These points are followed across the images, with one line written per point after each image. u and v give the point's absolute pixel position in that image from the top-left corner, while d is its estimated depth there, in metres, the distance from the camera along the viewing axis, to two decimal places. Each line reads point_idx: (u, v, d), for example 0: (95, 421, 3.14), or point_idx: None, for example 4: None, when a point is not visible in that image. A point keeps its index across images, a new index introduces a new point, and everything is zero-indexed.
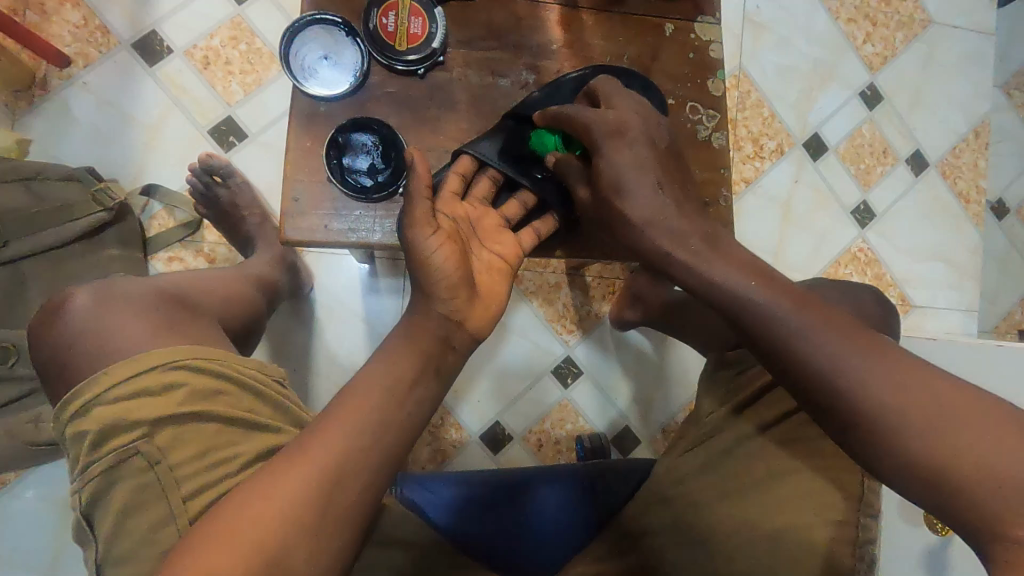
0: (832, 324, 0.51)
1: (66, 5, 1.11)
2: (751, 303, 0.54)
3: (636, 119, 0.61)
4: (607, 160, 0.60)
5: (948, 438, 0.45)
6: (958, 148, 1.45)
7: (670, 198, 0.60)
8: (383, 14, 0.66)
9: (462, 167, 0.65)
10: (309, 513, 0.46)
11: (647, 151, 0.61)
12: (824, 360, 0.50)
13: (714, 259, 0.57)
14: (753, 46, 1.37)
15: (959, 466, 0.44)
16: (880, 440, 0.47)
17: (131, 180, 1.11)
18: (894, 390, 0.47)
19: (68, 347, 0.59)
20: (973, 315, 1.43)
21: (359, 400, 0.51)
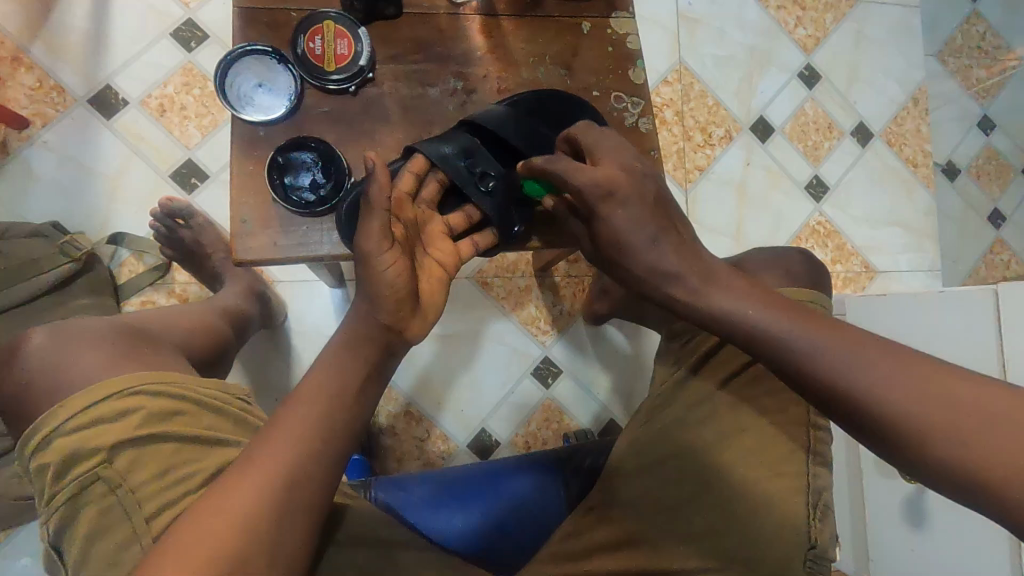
0: (840, 338, 0.51)
1: (20, 69, 1.14)
2: (756, 330, 0.53)
3: (624, 173, 0.58)
4: (604, 224, 0.58)
5: (980, 439, 0.44)
6: (900, 116, 1.50)
7: (669, 246, 0.57)
8: (310, 39, 0.70)
9: (416, 167, 0.65)
10: (266, 517, 0.49)
11: (641, 209, 0.58)
12: (836, 374, 0.49)
13: (717, 287, 0.56)
14: (690, 41, 1.43)
15: (991, 469, 0.44)
16: (915, 453, 0.47)
17: (96, 230, 1.13)
18: (914, 397, 0.47)
19: (35, 385, 0.61)
20: (936, 274, 1.47)
21: (306, 403, 0.54)
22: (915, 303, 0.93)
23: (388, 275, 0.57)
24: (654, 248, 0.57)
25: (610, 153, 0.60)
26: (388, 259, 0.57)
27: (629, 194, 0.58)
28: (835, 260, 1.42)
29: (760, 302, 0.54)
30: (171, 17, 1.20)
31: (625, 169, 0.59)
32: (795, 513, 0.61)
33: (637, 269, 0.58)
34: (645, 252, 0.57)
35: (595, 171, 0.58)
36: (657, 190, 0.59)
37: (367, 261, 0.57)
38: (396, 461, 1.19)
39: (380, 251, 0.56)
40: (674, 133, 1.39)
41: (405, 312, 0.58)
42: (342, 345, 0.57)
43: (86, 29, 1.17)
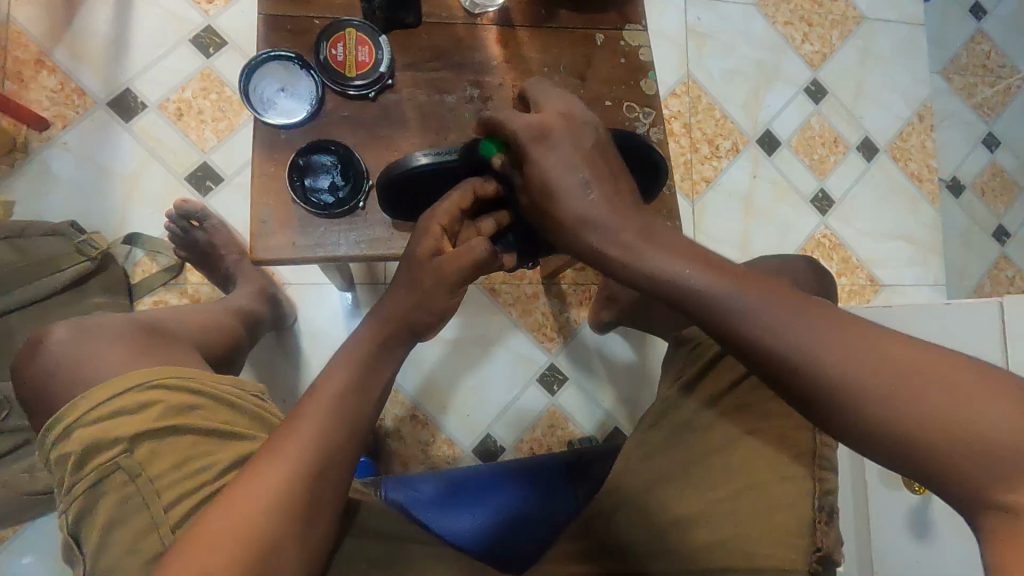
0: (776, 298, 0.48)
1: (43, 71, 1.17)
2: (690, 291, 0.49)
3: (561, 120, 0.58)
4: (533, 165, 0.57)
5: (915, 405, 0.43)
6: (906, 132, 1.52)
7: (601, 195, 0.55)
8: (332, 45, 0.72)
9: (482, 191, 0.63)
10: (295, 506, 0.50)
11: (574, 151, 0.57)
12: (774, 341, 0.46)
13: (652, 249, 0.52)
14: (698, 55, 1.45)
15: (933, 435, 0.42)
16: (850, 420, 0.45)
17: (113, 230, 1.15)
18: (853, 362, 0.45)
19: (55, 378, 0.63)
20: (941, 288, 1.47)
21: (329, 400, 0.55)
22: (923, 315, 0.94)
23: (445, 303, 0.62)
24: (585, 192, 0.55)
25: (555, 104, 0.60)
26: (452, 293, 0.62)
27: (561, 136, 0.57)
28: (840, 273, 1.43)
29: (694, 262, 0.50)
30: (191, 24, 1.23)
31: (567, 115, 0.59)
32: (804, 514, 0.61)
33: (567, 216, 0.55)
34: (574, 194, 0.55)
35: (533, 116, 0.58)
36: (595, 141, 0.58)
37: (433, 287, 0.61)
38: (402, 465, 1.20)
39: (450, 285, 0.61)
40: (682, 145, 1.41)
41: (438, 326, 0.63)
42: (362, 342, 0.59)
43: (108, 33, 1.20)
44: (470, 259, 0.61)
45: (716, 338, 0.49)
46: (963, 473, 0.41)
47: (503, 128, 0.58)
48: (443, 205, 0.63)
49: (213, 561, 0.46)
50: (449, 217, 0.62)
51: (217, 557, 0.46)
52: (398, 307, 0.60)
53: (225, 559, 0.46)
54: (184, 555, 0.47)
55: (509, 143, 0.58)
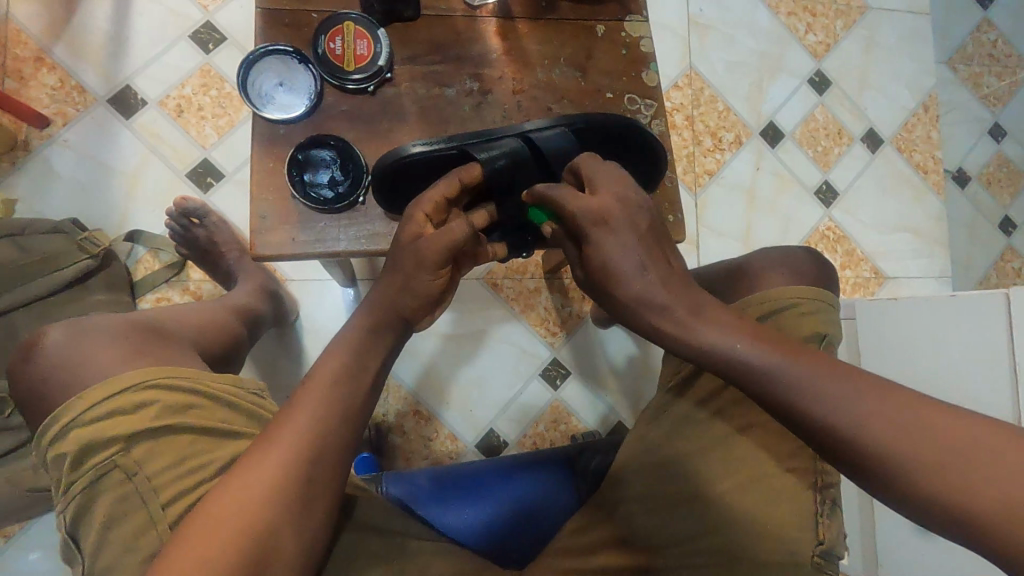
0: (826, 372, 0.50)
1: (42, 69, 1.17)
2: (746, 366, 0.52)
3: (619, 203, 0.57)
4: (594, 250, 0.57)
5: (967, 480, 0.44)
6: (910, 123, 1.50)
7: (657, 277, 0.56)
8: (330, 39, 0.71)
9: (467, 176, 0.62)
10: (292, 495, 0.51)
11: (635, 239, 0.57)
12: (826, 415, 0.48)
13: (705, 326, 0.54)
14: (701, 46, 1.44)
15: (990, 507, 0.43)
16: (904, 493, 0.46)
17: (114, 227, 1.15)
18: (905, 439, 0.46)
19: (55, 376, 0.63)
20: (946, 280, 1.46)
21: (323, 387, 0.55)
22: (927, 307, 0.93)
23: (428, 286, 0.59)
24: (641, 277, 0.56)
25: (611, 185, 0.58)
26: (435, 274, 0.59)
27: (622, 221, 0.57)
28: (844, 266, 1.42)
29: (749, 338, 0.53)
30: (190, 20, 1.23)
31: (623, 200, 0.57)
32: (806, 505, 0.62)
33: (623, 296, 0.56)
34: (631, 279, 0.56)
35: (590, 199, 0.57)
36: (651, 223, 0.58)
37: (415, 267, 0.58)
38: (404, 460, 1.20)
39: (433, 266, 0.58)
40: (684, 138, 1.40)
41: (422, 313, 0.61)
42: (354, 331, 0.58)
43: (107, 30, 1.20)
44: (454, 238, 0.58)
45: (778, 415, 0.51)
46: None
47: (554, 200, 0.58)
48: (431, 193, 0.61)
49: (210, 546, 0.47)
50: (434, 205, 0.61)
51: (220, 546, 0.47)
52: (384, 296, 0.59)
53: (224, 545, 0.47)
54: (183, 543, 0.47)
55: (568, 219, 0.58)
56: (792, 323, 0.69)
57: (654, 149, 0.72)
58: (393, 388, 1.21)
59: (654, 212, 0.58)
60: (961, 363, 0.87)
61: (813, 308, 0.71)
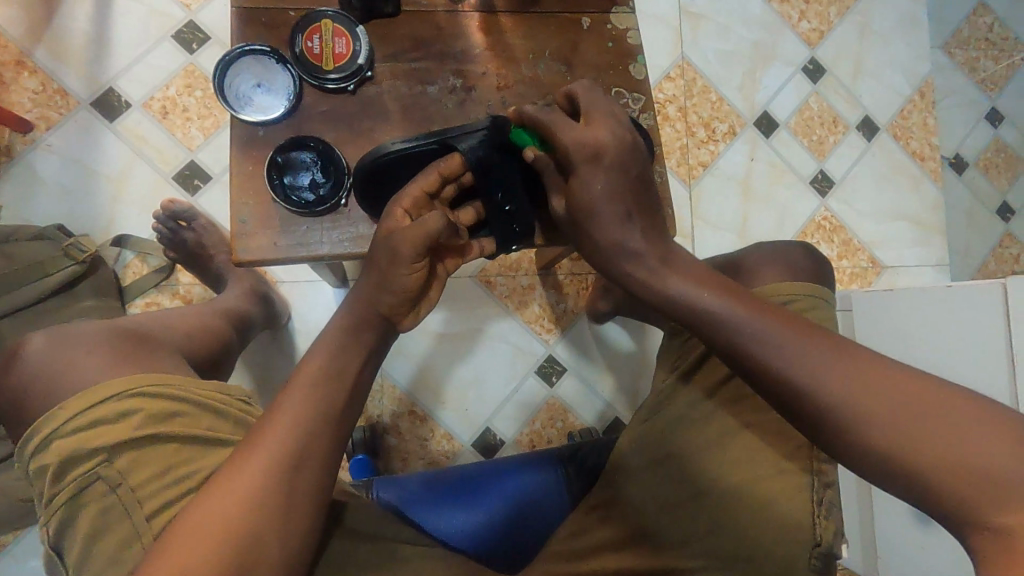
0: (785, 324, 0.50)
1: (24, 72, 1.15)
2: (709, 317, 0.52)
3: (615, 137, 0.57)
4: (580, 184, 0.57)
5: (913, 433, 0.43)
6: (906, 109, 1.49)
7: (640, 227, 0.57)
8: (308, 38, 0.70)
9: (446, 170, 0.62)
10: (274, 501, 0.49)
11: (623, 180, 0.57)
12: (778, 364, 0.48)
13: (673, 276, 0.55)
14: (692, 36, 1.42)
15: (929, 460, 0.42)
16: (848, 441, 0.46)
17: (101, 232, 1.14)
18: (858, 391, 0.45)
19: (35, 387, 0.61)
20: (944, 268, 1.45)
21: (304, 390, 0.53)
22: (924, 298, 0.92)
23: (406, 282, 0.58)
24: (625, 224, 0.56)
25: (604, 111, 0.59)
26: (411, 268, 0.58)
27: (614, 159, 0.57)
28: (841, 256, 1.41)
29: (716, 290, 0.53)
30: (173, 19, 1.21)
31: (618, 132, 0.58)
32: (803, 503, 0.62)
33: (599, 240, 0.57)
34: (615, 224, 0.56)
35: (582, 129, 0.57)
36: (643, 171, 0.58)
37: (391, 262, 0.57)
38: (401, 460, 1.19)
39: (409, 259, 0.57)
40: (677, 129, 1.38)
41: (403, 310, 0.60)
42: (335, 333, 0.57)
43: (88, 32, 1.18)
44: (428, 231, 0.57)
45: (733, 365, 0.51)
46: (954, 494, 0.42)
47: (553, 128, 0.58)
48: (409, 186, 0.61)
49: (192, 550, 0.46)
50: (413, 200, 0.61)
51: (202, 551, 0.46)
52: (363, 296, 0.58)
53: (207, 549, 0.46)
54: (162, 556, 0.46)
55: (563, 154, 0.58)
56: None
57: (640, 134, 0.69)
58: (388, 388, 1.21)
59: (638, 141, 0.58)
60: (959, 353, 0.86)
61: (806, 303, 0.70)
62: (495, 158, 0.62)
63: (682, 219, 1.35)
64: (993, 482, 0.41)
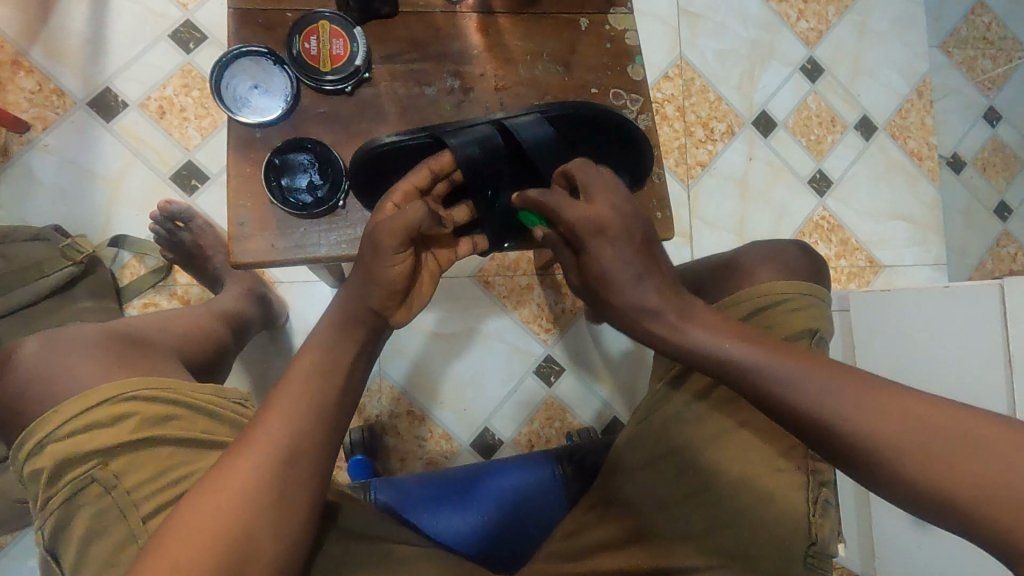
0: (816, 368, 0.49)
1: (20, 72, 1.14)
2: (727, 360, 0.52)
3: (615, 211, 0.57)
4: (593, 259, 0.57)
5: (967, 474, 0.42)
6: (904, 109, 1.49)
7: (653, 287, 0.57)
8: (305, 39, 0.69)
9: (438, 165, 0.62)
10: (269, 495, 0.49)
11: (629, 249, 0.57)
12: (820, 411, 0.48)
13: (690, 323, 0.55)
14: (691, 35, 1.41)
15: (988, 502, 0.42)
16: (901, 487, 0.45)
17: (98, 233, 1.14)
18: (904, 432, 0.45)
19: (31, 390, 0.61)
20: (942, 267, 1.45)
21: (301, 384, 0.53)
22: (922, 298, 0.92)
23: (389, 273, 0.58)
24: (638, 286, 0.56)
25: (602, 189, 0.58)
26: (394, 259, 0.57)
27: (620, 231, 0.57)
28: (839, 255, 1.41)
29: (733, 335, 0.53)
30: (170, 19, 1.20)
31: (619, 211, 0.57)
32: (801, 503, 0.62)
33: (619, 303, 0.57)
34: (630, 287, 0.57)
35: (582, 208, 0.57)
36: (643, 234, 0.58)
37: (373, 254, 0.57)
38: (399, 461, 1.19)
39: (391, 250, 0.57)
40: (675, 129, 1.38)
41: (393, 303, 0.59)
42: (330, 331, 0.57)
43: (84, 31, 1.17)
44: (409, 221, 0.57)
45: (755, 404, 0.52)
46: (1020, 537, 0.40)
47: (557, 212, 0.58)
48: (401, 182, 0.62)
49: (185, 550, 0.46)
50: (404, 195, 0.61)
51: (195, 551, 0.46)
52: (352, 294, 0.58)
53: (199, 549, 0.46)
54: (157, 552, 0.46)
55: (568, 232, 0.58)
56: (784, 320, 0.68)
57: (638, 138, 0.68)
58: (386, 388, 1.21)
59: (647, 223, 0.58)
60: (957, 353, 0.86)
61: (803, 304, 0.70)
62: (487, 153, 0.62)
63: (680, 219, 1.35)
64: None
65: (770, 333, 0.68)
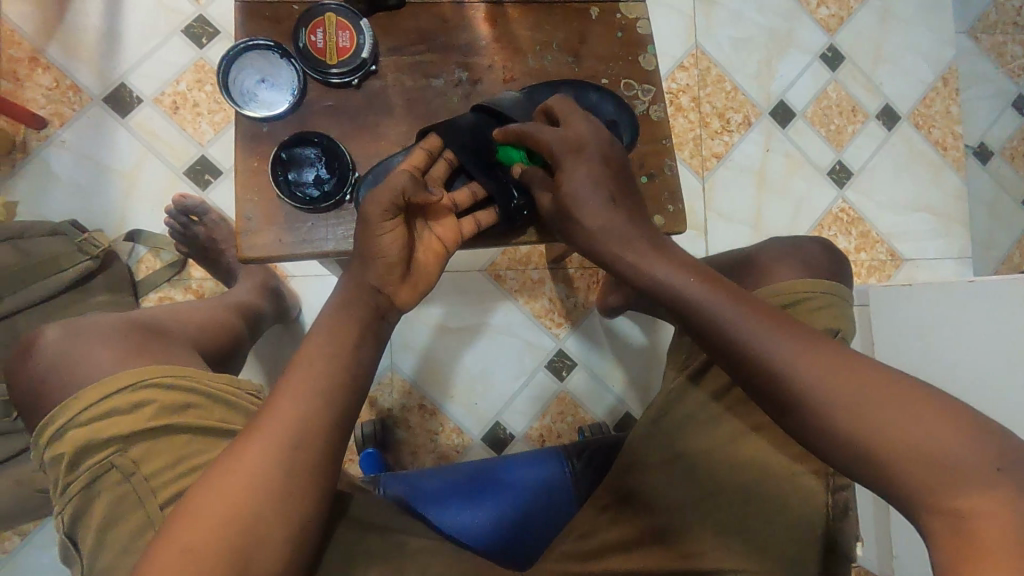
0: (757, 312, 0.51)
1: (37, 69, 1.16)
2: (686, 299, 0.54)
3: (594, 134, 0.61)
4: (567, 175, 0.60)
5: (881, 428, 0.44)
6: (929, 97, 1.44)
7: (624, 211, 0.60)
8: (312, 32, 0.69)
9: (430, 144, 0.65)
10: (283, 470, 0.49)
11: (603, 170, 0.61)
12: (750, 348, 0.50)
13: (656, 261, 0.57)
14: (707, 24, 1.38)
15: (892, 450, 0.44)
16: (810, 427, 0.47)
17: (115, 227, 1.15)
18: (828, 380, 0.47)
19: (46, 383, 0.62)
20: (966, 261, 1.41)
21: (318, 361, 0.54)
22: (946, 294, 0.89)
23: (382, 242, 0.58)
24: (611, 207, 0.60)
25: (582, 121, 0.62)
26: (385, 226, 0.57)
27: (596, 153, 0.61)
28: (859, 248, 1.38)
29: (695, 277, 0.54)
30: (182, 14, 1.21)
31: (594, 130, 0.62)
32: (817, 506, 0.62)
33: (587, 229, 0.60)
34: (600, 211, 0.59)
35: (560, 131, 0.61)
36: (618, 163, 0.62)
37: (364, 228, 0.58)
38: (411, 454, 1.19)
39: (380, 217, 0.57)
40: (690, 120, 1.36)
41: (393, 276, 0.58)
42: (339, 317, 0.56)
43: (99, 27, 1.18)
44: (394, 187, 0.57)
45: (710, 351, 0.53)
46: (922, 483, 0.43)
47: (534, 136, 0.62)
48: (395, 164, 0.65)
49: (194, 535, 0.46)
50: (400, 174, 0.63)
51: (203, 536, 0.46)
52: (353, 276, 0.58)
53: (207, 536, 0.46)
54: (170, 533, 0.47)
55: (546, 151, 0.61)
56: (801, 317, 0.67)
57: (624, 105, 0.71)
58: (399, 382, 1.21)
59: (622, 151, 0.62)
60: (987, 360, 0.83)
61: (824, 302, 0.68)
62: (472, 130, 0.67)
63: (695, 211, 1.33)
64: (945, 472, 0.42)
65: None
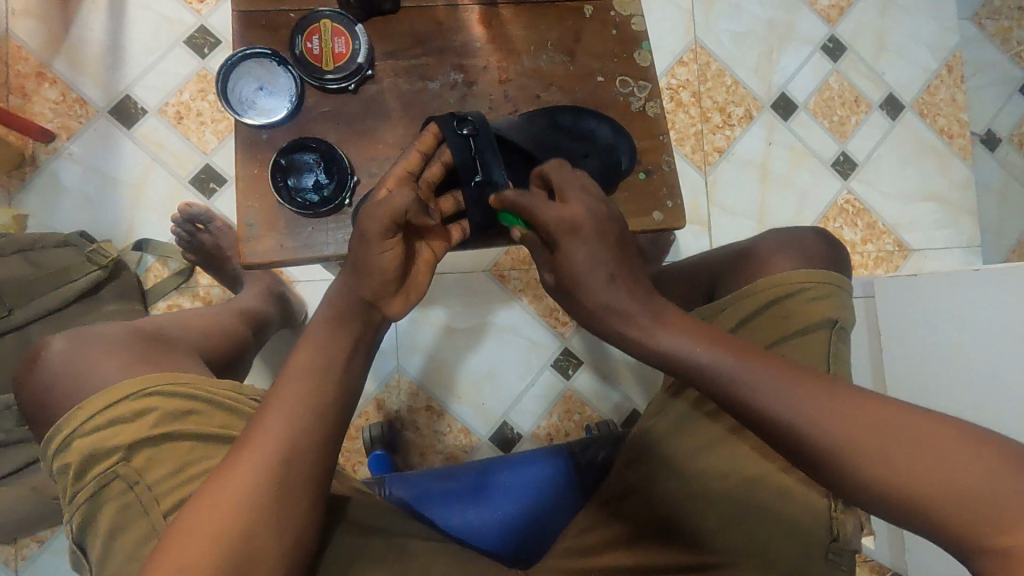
0: (775, 369, 0.49)
1: (44, 83, 1.18)
2: (697, 364, 0.50)
3: (590, 211, 0.56)
4: (564, 259, 0.56)
5: (921, 473, 0.43)
6: (933, 85, 1.42)
7: (626, 288, 0.54)
8: (307, 39, 0.70)
9: (423, 146, 0.65)
10: (264, 498, 0.49)
11: (601, 248, 0.55)
12: (776, 408, 0.47)
13: (661, 327, 0.53)
14: (706, 17, 1.38)
15: (940, 499, 0.42)
16: (849, 483, 0.45)
17: (123, 237, 1.17)
18: (860, 434, 0.45)
19: (55, 392, 0.63)
20: (976, 250, 1.39)
21: (296, 379, 0.54)
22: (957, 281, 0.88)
23: (381, 261, 0.57)
24: (609, 287, 0.54)
25: (579, 193, 0.58)
26: (383, 246, 0.57)
27: (592, 231, 0.56)
28: (865, 240, 1.37)
29: (704, 339, 0.51)
30: (184, 25, 1.22)
31: (591, 208, 0.57)
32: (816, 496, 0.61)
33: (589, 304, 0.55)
34: (599, 289, 0.55)
35: (557, 209, 0.57)
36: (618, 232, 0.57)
37: (363, 242, 0.57)
38: (419, 455, 1.20)
39: (378, 237, 0.57)
40: (691, 115, 1.35)
41: (388, 292, 0.59)
42: (326, 326, 0.57)
43: (103, 41, 1.20)
44: (396, 207, 0.57)
45: (729, 411, 0.50)
46: (968, 523, 0.41)
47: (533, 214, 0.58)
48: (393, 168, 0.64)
49: (192, 554, 0.47)
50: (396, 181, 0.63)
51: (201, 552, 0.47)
52: (348, 283, 0.58)
53: (205, 551, 0.47)
54: (166, 550, 0.48)
55: (545, 233, 0.57)
56: (800, 309, 0.67)
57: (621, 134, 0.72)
58: (403, 383, 1.22)
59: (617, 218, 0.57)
60: (991, 347, 0.82)
61: (822, 293, 0.68)
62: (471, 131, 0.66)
63: (697, 206, 1.33)
64: (978, 504, 0.41)
65: (787, 322, 0.66)
